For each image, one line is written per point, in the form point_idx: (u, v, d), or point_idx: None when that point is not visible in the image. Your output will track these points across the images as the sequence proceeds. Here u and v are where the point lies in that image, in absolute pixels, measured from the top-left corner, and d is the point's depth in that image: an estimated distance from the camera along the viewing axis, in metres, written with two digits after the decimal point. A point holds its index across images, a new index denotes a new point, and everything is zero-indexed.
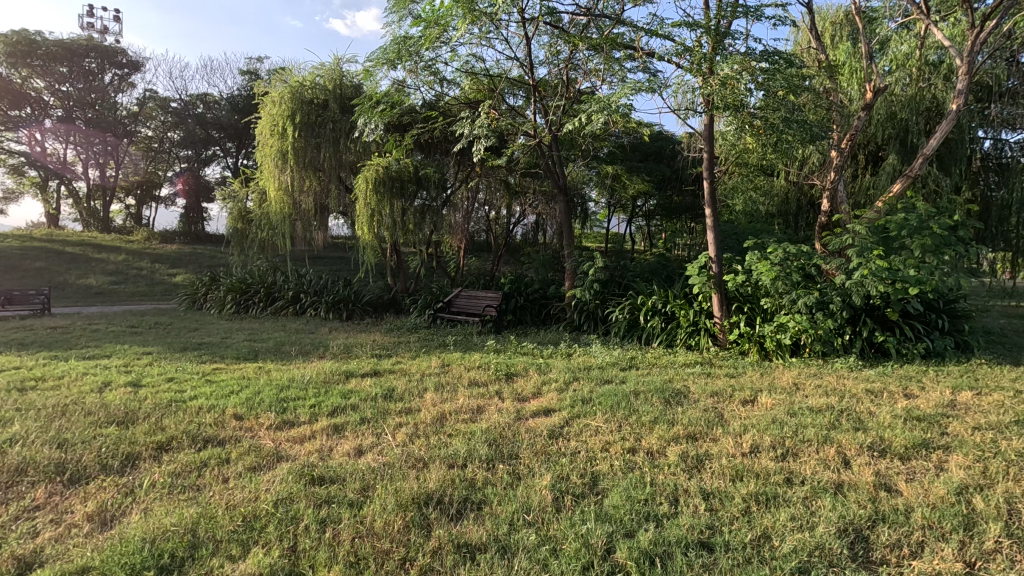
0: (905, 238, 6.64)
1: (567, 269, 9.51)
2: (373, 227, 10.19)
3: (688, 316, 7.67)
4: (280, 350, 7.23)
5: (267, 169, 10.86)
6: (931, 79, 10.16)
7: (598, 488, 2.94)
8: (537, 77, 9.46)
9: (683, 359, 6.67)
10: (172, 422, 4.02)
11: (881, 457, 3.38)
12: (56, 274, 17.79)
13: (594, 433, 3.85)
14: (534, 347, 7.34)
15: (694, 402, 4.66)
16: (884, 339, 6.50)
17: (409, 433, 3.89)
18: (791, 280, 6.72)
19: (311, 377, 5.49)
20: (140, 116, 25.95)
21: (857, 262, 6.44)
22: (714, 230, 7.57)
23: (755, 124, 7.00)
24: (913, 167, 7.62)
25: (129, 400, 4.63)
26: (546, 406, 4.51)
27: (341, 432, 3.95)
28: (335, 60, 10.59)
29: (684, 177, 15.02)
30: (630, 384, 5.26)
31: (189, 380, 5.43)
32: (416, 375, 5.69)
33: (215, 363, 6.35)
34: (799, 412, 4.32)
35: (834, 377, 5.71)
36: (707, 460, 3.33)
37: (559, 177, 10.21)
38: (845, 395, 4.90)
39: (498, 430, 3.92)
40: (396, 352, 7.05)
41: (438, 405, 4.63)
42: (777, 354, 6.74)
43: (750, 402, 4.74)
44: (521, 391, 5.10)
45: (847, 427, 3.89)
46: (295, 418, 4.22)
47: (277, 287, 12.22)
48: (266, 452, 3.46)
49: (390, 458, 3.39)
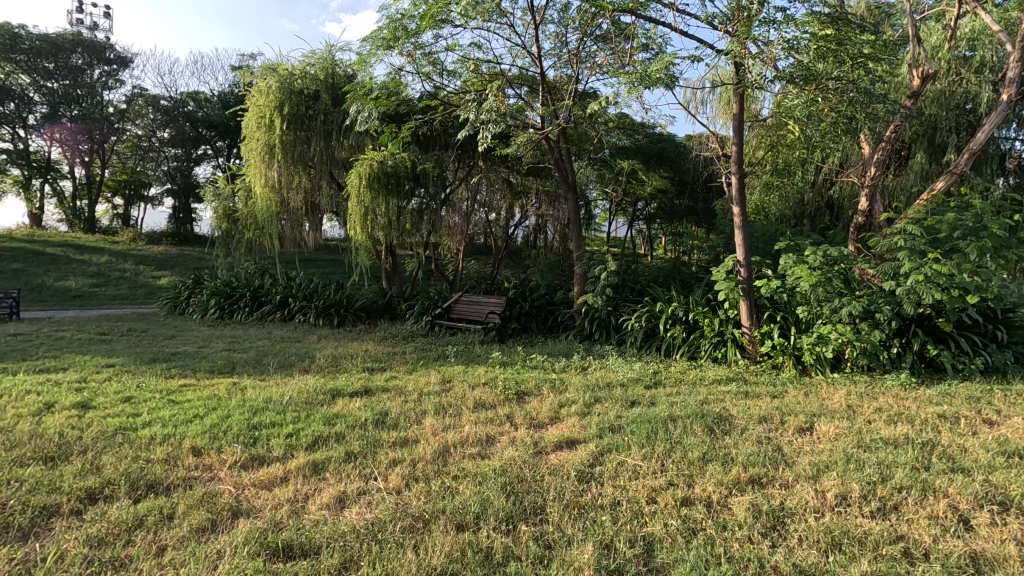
0: (959, 241, 5.97)
1: (577, 273, 8.78)
2: (367, 227, 9.49)
3: (712, 326, 6.96)
4: (261, 362, 6.47)
5: (253, 164, 10.08)
6: (964, 73, 9.52)
7: (654, 564, 2.27)
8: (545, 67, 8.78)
9: (713, 375, 5.96)
10: (112, 458, 3.28)
11: (1007, 513, 2.68)
12: (32, 277, 16.84)
13: (633, 476, 3.15)
14: (545, 359, 6.59)
15: (741, 431, 3.93)
16: (938, 353, 5.78)
17: (405, 474, 3.15)
18: (833, 287, 5.99)
19: (291, 397, 4.73)
20: (128, 113, 24.79)
21: (910, 267, 5.70)
22: (742, 231, 6.85)
23: (804, 106, 6.08)
24: (959, 163, 6.91)
25: (68, 428, 3.86)
26: (568, 436, 3.80)
27: (321, 473, 3.20)
28: (327, 48, 9.80)
29: (683, 171, 14.88)
30: (663, 407, 4.52)
31: (149, 400, 4.66)
32: (413, 395, 4.93)
33: (184, 379, 5.58)
34: (872, 445, 3.62)
35: (891, 398, 5.01)
36: (788, 519, 2.60)
37: (567, 174, 9.46)
38: (916, 422, 4.19)
39: (515, 471, 3.21)
40: (390, 365, 6.29)
41: (440, 434, 3.88)
42: (816, 369, 6.05)
43: (807, 430, 4.02)
44: (536, 415, 4.35)
45: (943, 468, 3.19)
46: (266, 452, 3.48)
47: (264, 291, 11.47)
48: (221, 505, 2.72)
49: (381, 515, 2.66)
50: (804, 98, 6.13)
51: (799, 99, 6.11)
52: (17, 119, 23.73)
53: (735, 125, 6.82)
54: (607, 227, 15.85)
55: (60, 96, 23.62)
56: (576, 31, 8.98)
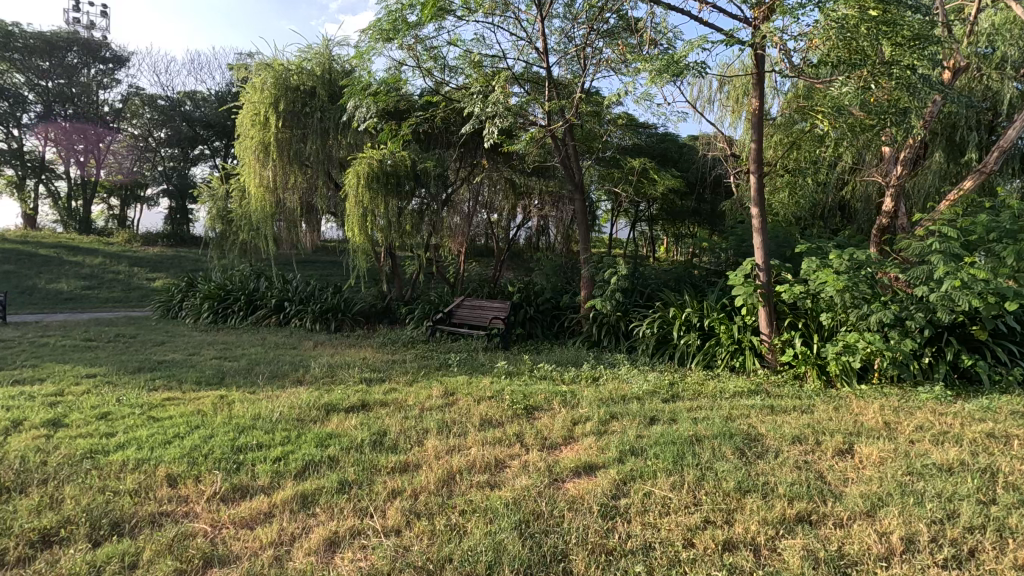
0: (994, 244, 5.63)
1: (584, 277, 8.42)
2: (366, 229, 9.14)
3: (729, 333, 6.60)
4: (252, 371, 6.11)
5: (247, 163, 9.70)
6: (986, 68, 9.09)
7: None
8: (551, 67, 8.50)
9: (734, 386, 5.59)
10: (74, 491, 2.92)
11: None
12: (23, 279, 16.44)
13: (664, 511, 2.80)
14: (553, 368, 6.24)
15: (776, 454, 3.57)
16: (974, 363, 5.43)
17: (405, 508, 2.81)
18: (861, 293, 5.63)
19: (282, 413, 4.37)
20: (123, 112, 24.47)
21: (945, 272, 5.33)
22: (761, 233, 6.48)
23: (856, 91, 5.30)
24: (989, 161, 6.54)
25: (32, 451, 3.50)
26: (586, 461, 3.44)
27: (311, 507, 2.84)
28: (324, 42, 9.45)
29: (687, 168, 14.54)
30: (686, 425, 4.17)
31: (126, 418, 4.29)
32: (414, 410, 4.56)
33: (169, 392, 5.21)
34: (922, 471, 3.28)
35: (929, 413, 4.66)
36: (852, 572, 2.25)
37: (574, 173, 9.09)
38: (965, 442, 3.84)
39: (530, 505, 2.86)
40: (389, 375, 5.93)
41: (444, 457, 3.54)
42: (842, 380, 5.70)
43: (846, 452, 3.67)
44: (548, 435, 3.99)
45: (1013, 502, 2.84)
46: (250, 480, 3.11)
47: (259, 294, 11.11)
48: (192, 552, 2.37)
49: (378, 564, 2.31)
50: (853, 84, 5.39)
51: (848, 86, 5.39)
52: (11, 119, 23.36)
53: (755, 121, 6.40)
54: (610, 230, 15.48)
55: (54, 94, 23.29)
56: (583, 25, 8.68)
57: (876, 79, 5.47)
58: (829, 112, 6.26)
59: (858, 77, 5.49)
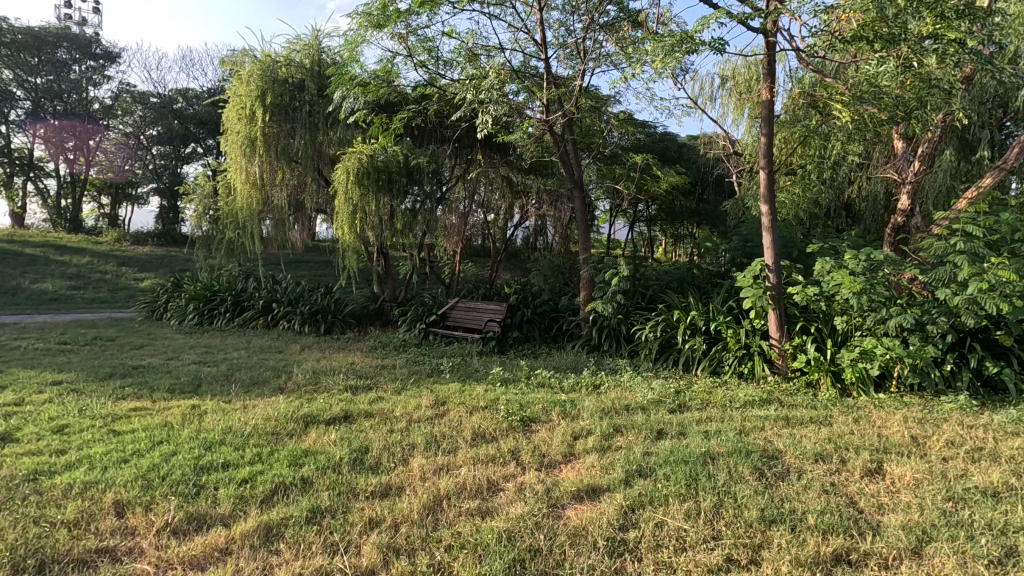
0: (1020, 243, 5.29)
1: (583, 278, 8.05)
2: (356, 227, 8.77)
3: (737, 337, 6.27)
4: (231, 378, 5.75)
5: (233, 158, 9.31)
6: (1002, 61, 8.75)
7: None
8: (550, 67, 8.10)
9: (744, 395, 5.26)
10: (3, 523, 2.55)
11: None
12: (6, 279, 15.97)
13: (679, 547, 2.45)
14: (551, 374, 5.89)
15: (799, 476, 3.23)
16: (1000, 371, 5.10)
17: (382, 544, 2.46)
18: (880, 295, 5.29)
19: (255, 425, 4.01)
20: (113, 109, 24.03)
21: (970, 273, 4.99)
22: (772, 231, 6.13)
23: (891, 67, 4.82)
24: (1010, 156, 6.20)
25: None
26: (589, 483, 3.09)
27: (275, 542, 2.49)
28: (314, 32, 9.07)
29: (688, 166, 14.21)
30: (696, 439, 3.83)
31: (84, 431, 3.92)
32: (400, 423, 4.19)
33: (137, 401, 4.83)
34: (964, 495, 2.95)
35: (956, 425, 4.34)
36: None
37: (573, 170, 8.73)
38: (1004, 461, 3.51)
39: (526, 540, 2.51)
40: (376, 382, 5.57)
41: (432, 478, 3.19)
42: (858, 389, 5.37)
43: (875, 472, 3.34)
44: (546, 452, 3.63)
45: None
46: (209, 509, 2.75)
47: (247, 295, 10.73)
48: None
49: None
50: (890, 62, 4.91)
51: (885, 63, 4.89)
52: None
53: (766, 112, 6.03)
54: (608, 230, 15.10)
55: (43, 91, 22.79)
56: (582, 16, 8.36)
57: (908, 60, 5.05)
58: (849, 100, 5.87)
59: (891, 58, 5.07)
